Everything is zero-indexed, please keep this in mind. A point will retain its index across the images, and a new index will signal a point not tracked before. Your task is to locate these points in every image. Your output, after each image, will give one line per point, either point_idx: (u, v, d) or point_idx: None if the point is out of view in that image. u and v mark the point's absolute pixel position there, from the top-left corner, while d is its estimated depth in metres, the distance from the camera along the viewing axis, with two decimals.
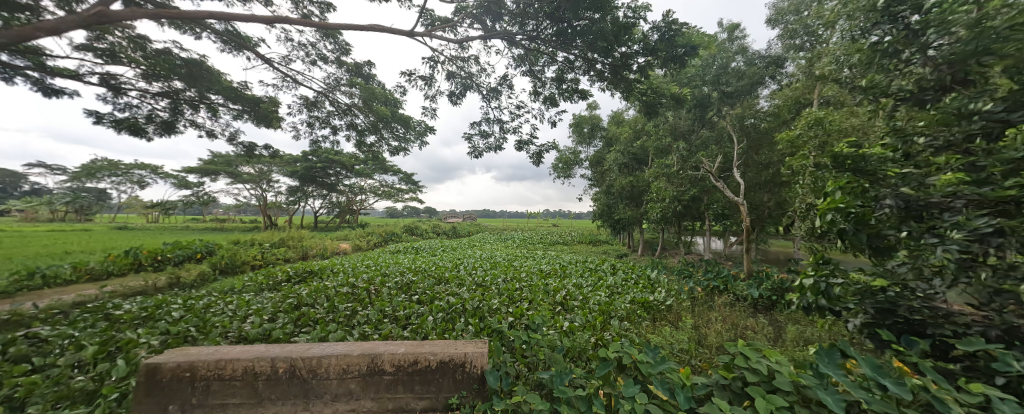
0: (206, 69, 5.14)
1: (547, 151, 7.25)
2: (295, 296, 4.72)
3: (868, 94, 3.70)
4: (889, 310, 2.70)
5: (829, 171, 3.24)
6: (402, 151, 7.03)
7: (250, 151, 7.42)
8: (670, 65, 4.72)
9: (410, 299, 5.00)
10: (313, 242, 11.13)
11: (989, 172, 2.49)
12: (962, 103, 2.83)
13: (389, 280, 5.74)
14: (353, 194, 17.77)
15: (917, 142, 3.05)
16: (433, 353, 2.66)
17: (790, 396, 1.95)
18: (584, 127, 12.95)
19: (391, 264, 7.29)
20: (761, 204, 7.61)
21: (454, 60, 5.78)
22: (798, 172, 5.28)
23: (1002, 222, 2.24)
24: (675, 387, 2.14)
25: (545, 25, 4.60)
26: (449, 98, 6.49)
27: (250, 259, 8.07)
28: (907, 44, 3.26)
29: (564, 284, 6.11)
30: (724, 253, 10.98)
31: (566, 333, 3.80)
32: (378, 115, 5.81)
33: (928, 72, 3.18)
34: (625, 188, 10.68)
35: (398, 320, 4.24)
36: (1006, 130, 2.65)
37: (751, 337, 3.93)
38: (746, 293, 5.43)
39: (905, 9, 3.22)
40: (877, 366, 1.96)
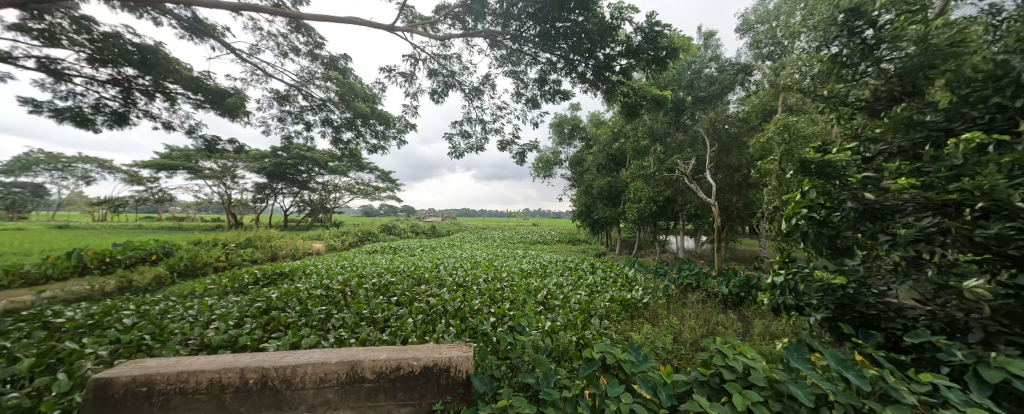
0: (162, 56, 4.66)
1: (529, 151, 7.23)
2: (263, 300, 4.36)
3: (827, 102, 3.91)
4: (848, 305, 2.85)
5: (796, 175, 3.39)
6: (380, 149, 6.76)
7: (212, 145, 6.85)
8: (652, 67, 4.82)
9: (389, 300, 4.77)
10: (282, 242, 10.44)
11: (934, 177, 2.65)
12: (910, 112, 3.04)
13: (365, 281, 5.47)
14: (326, 192, 16.91)
15: (871, 149, 3.24)
16: (417, 358, 2.45)
17: (765, 391, 1.93)
18: (565, 127, 13.35)
19: (368, 265, 6.98)
20: (730, 205, 8.00)
21: (435, 58, 5.62)
22: (765, 175, 5.57)
23: (946, 224, 2.39)
24: (658, 386, 2.10)
25: (529, 26, 4.54)
26: (430, 96, 6.32)
27: (213, 260, 7.46)
28: (864, 57, 3.48)
29: (546, 283, 6.08)
30: (695, 252, 11.43)
31: (548, 333, 3.70)
32: (356, 111, 5.53)
33: (881, 83, 3.40)
34: (603, 188, 10.99)
35: (376, 323, 4.03)
36: (949, 139, 2.85)
37: (723, 332, 4.07)
38: (716, 290, 5.59)
39: (862, 24, 3.44)
40: (841, 359, 2.03)
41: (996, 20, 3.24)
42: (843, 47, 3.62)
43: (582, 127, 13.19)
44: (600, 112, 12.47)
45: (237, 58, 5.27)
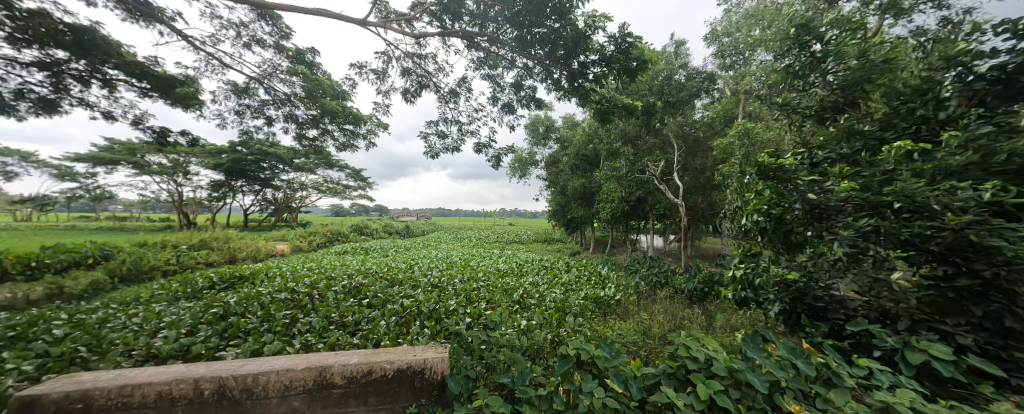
0: (100, 39, 4.22)
1: (505, 155, 7.25)
2: (220, 305, 4.06)
3: (782, 111, 4.21)
4: (798, 297, 3.09)
5: (754, 177, 3.64)
6: (350, 147, 6.51)
7: (162, 138, 6.30)
8: (624, 76, 4.99)
9: (360, 303, 4.61)
10: (241, 243, 9.78)
11: (871, 180, 2.94)
12: (851, 121, 3.35)
13: (334, 283, 5.24)
14: (291, 191, 16.03)
15: (819, 154, 3.53)
16: (390, 361, 2.39)
17: (725, 380, 2.05)
18: (539, 127, 13.62)
19: (338, 266, 6.69)
20: (695, 205, 8.43)
21: (410, 56, 5.49)
22: (727, 177, 5.92)
23: (880, 223, 2.65)
24: (629, 379, 2.18)
25: (505, 29, 4.55)
26: (404, 95, 6.17)
27: (162, 264, 6.86)
28: (812, 70, 3.77)
29: (521, 283, 6.12)
30: (664, 250, 11.93)
31: (524, 331, 3.73)
32: (323, 109, 5.28)
33: (827, 95, 3.70)
34: (577, 189, 11.24)
35: (346, 327, 3.88)
36: (883, 147, 3.18)
37: (689, 326, 4.28)
38: (683, 286, 5.86)
39: (812, 39, 3.72)
40: (791, 348, 2.19)
41: (922, 41, 3.62)
42: (796, 60, 3.91)
43: (557, 128, 13.38)
44: (574, 114, 12.70)
45: (189, 45, 4.87)
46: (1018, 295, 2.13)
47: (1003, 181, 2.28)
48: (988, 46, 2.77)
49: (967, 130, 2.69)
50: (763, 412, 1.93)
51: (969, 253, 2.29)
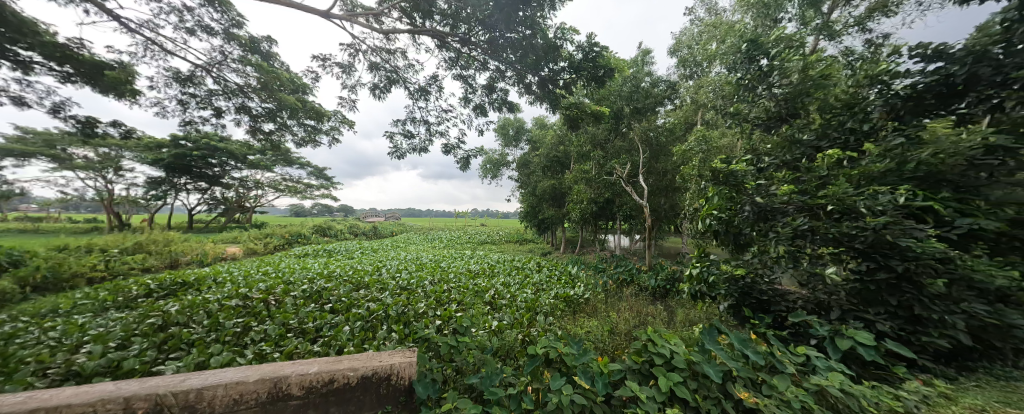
0: (10, 14, 3.68)
1: (475, 156, 7.20)
2: (159, 314, 3.68)
3: (734, 120, 4.54)
4: (747, 292, 3.34)
5: (710, 181, 3.87)
6: (311, 143, 6.15)
7: (88, 128, 5.61)
8: (592, 83, 5.13)
9: (322, 308, 4.37)
10: (185, 246, 8.93)
11: (809, 184, 3.23)
12: (793, 131, 3.68)
13: (293, 288, 4.92)
14: (245, 190, 14.86)
15: (765, 160, 3.85)
16: (354, 369, 2.28)
17: (685, 372, 2.17)
18: (510, 130, 13.74)
19: (297, 270, 6.27)
20: (659, 207, 8.84)
21: (377, 51, 5.29)
22: (687, 180, 6.26)
23: (816, 223, 2.93)
24: (596, 375, 2.24)
25: (477, 31, 4.53)
26: (372, 91, 5.94)
27: (86, 270, 6.08)
28: (759, 82, 4.09)
29: (492, 283, 6.12)
30: (630, 249, 12.39)
31: (495, 332, 3.71)
32: (281, 102, 4.94)
33: (773, 104, 4.02)
34: (547, 190, 11.40)
35: (306, 334, 3.66)
36: (818, 153, 3.53)
37: (652, 321, 4.47)
38: (647, 283, 6.13)
39: (759, 53, 4.02)
40: (742, 339, 2.35)
41: (851, 61, 4.05)
42: (746, 72, 4.20)
43: (528, 130, 13.52)
44: (545, 117, 12.87)
45: (122, 27, 4.38)
46: (925, 286, 2.50)
47: (913, 187, 2.62)
48: (902, 68, 3.15)
49: (886, 141, 3.04)
50: (718, 400, 2.07)
51: (888, 249, 2.60)
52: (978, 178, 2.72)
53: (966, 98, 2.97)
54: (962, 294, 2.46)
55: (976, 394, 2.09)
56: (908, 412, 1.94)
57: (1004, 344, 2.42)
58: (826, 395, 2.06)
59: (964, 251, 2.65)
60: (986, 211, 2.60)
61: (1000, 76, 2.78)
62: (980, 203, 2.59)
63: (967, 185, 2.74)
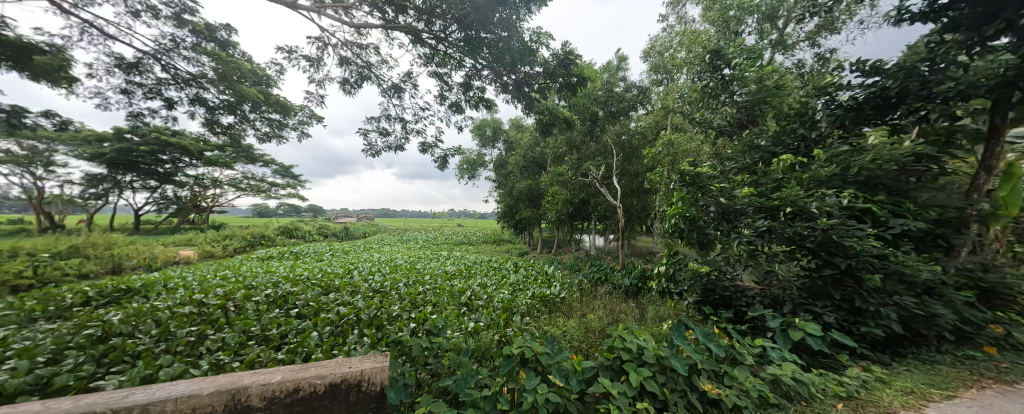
0: None
1: (452, 156, 7.11)
2: (98, 324, 3.34)
3: (699, 125, 4.78)
4: (710, 289, 3.52)
5: (677, 184, 4.03)
6: (276, 138, 5.82)
7: (13, 118, 5.01)
8: (566, 90, 5.24)
9: (287, 314, 4.17)
10: (130, 250, 8.16)
11: (766, 187, 3.46)
12: (752, 137, 3.93)
13: (255, 293, 4.63)
14: (201, 189, 13.81)
15: (727, 164, 4.09)
16: (321, 376, 2.18)
17: (654, 367, 2.26)
18: (487, 130, 13.72)
19: (260, 274, 5.92)
20: (631, 207, 9.12)
21: (347, 45, 5.09)
22: (657, 183, 6.52)
23: (772, 224, 3.14)
24: (570, 373, 2.28)
25: (453, 29, 4.47)
26: (342, 86, 5.72)
27: (9, 278, 5.39)
28: (721, 90, 4.33)
29: (469, 285, 6.07)
30: (605, 248, 12.71)
31: (471, 333, 3.67)
32: (241, 95, 4.63)
33: (734, 111, 4.27)
34: (524, 191, 11.48)
35: (270, 341, 3.47)
36: (774, 158, 3.78)
37: (625, 318, 4.61)
38: (620, 282, 6.31)
39: (721, 63, 4.25)
40: (706, 333, 2.48)
41: (801, 73, 4.39)
42: (710, 81, 4.43)
43: (504, 131, 13.56)
44: (522, 118, 12.94)
45: (55, 7, 3.95)
46: (863, 280, 2.74)
47: (854, 191, 2.87)
48: (845, 80, 3.44)
49: (832, 148, 3.32)
50: (685, 393, 2.17)
51: (833, 248, 2.84)
52: (909, 182, 3.03)
53: (899, 109, 3.28)
54: (894, 287, 2.72)
55: (905, 377, 2.32)
56: (850, 396, 2.13)
57: (928, 331, 2.71)
58: (780, 384, 2.22)
59: (895, 248, 2.93)
60: (914, 212, 2.89)
61: (926, 91, 3.07)
62: (910, 204, 2.88)
63: (899, 189, 3.04)
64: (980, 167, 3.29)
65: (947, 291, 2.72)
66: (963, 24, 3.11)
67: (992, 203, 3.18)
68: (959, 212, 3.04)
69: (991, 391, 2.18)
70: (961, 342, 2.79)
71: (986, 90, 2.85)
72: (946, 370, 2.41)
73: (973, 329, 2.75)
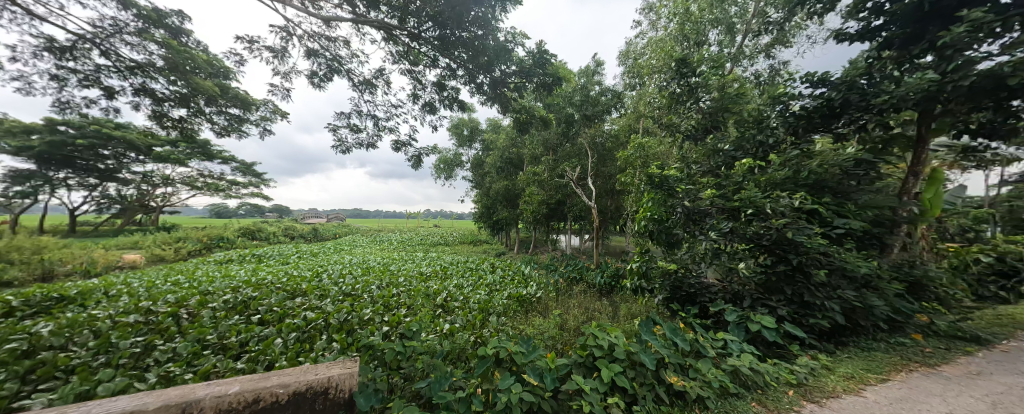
0: None
1: (426, 154, 6.99)
2: (23, 336, 2.98)
3: (668, 129, 5.00)
4: (678, 286, 3.68)
5: (647, 186, 4.19)
6: (235, 133, 5.46)
7: None
8: (542, 91, 5.29)
9: (248, 320, 3.93)
10: (63, 254, 7.36)
11: (727, 189, 3.66)
12: (715, 142, 4.16)
13: (211, 298, 4.32)
14: (150, 187, 12.73)
15: (693, 167, 4.31)
16: (284, 384, 2.06)
17: (625, 362, 2.33)
18: (464, 130, 13.63)
19: (218, 278, 5.52)
20: (606, 208, 9.35)
21: (315, 37, 4.88)
22: (629, 184, 6.72)
23: (733, 223, 3.32)
24: (544, 372, 2.30)
25: (427, 27, 4.40)
26: (310, 80, 5.47)
27: None
28: (688, 97, 4.55)
29: (445, 286, 5.98)
30: (580, 249, 12.92)
31: (446, 335, 3.62)
32: (195, 87, 4.32)
33: (699, 117, 4.50)
34: (501, 191, 11.50)
35: (228, 350, 3.25)
36: (735, 162, 4.01)
37: (599, 315, 4.70)
38: (595, 281, 6.45)
39: (688, 70, 4.47)
40: (674, 328, 2.58)
41: (759, 82, 4.70)
42: (677, 87, 4.64)
43: (482, 131, 13.53)
44: (498, 119, 12.95)
45: None
46: (812, 276, 2.97)
47: (804, 193, 3.10)
48: (796, 91, 3.73)
49: (785, 153, 3.57)
50: (653, 386, 2.25)
51: (787, 246, 3.05)
52: (851, 185, 3.31)
53: (843, 119, 3.58)
54: (838, 281, 2.97)
55: (847, 363, 2.54)
56: (800, 383, 2.30)
57: (866, 321, 2.98)
58: (739, 374, 2.37)
59: (840, 246, 3.19)
60: (855, 213, 3.17)
61: (865, 102, 3.37)
62: (851, 206, 3.16)
63: (843, 191, 3.32)
64: (909, 173, 3.66)
65: (883, 284, 3.00)
66: (895, 43, 3.47)
67: (919, 205, 3.54)
68: (892, 213, 3.36)
69: (917, 373, 2.42)
70: (894, 331, 3.09)
71: (914, 104, 3.18)
72: (881, 356, 2.66)
73: (904, 318, 3.05)
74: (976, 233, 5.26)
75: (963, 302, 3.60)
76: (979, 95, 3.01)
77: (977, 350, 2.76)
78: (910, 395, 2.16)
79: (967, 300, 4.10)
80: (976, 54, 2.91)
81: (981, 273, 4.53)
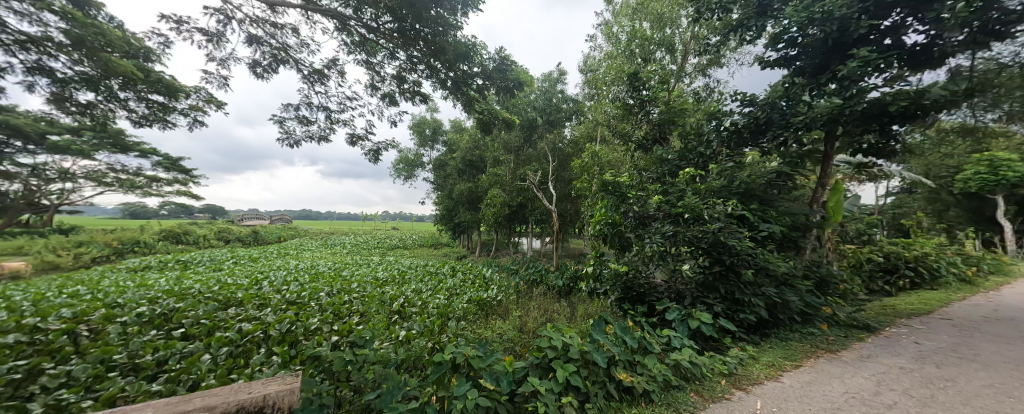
0: None
1: (385, 149, 6.72)
2: None
3: (621, 138, 5.30)
4: (628, 287, 3.89)
5: (601, 191, 4.39)
6: (158, 123, 4.80)
7: None
8: (503, 93, 5.34)
9: (168, 336, 3.47)
10: None
11: (672, 195, 3.95)
12: (662, 152, 4.50)
13: (121, 312, 3.74)
14: None
15: (643, 175, 4.61)
16: (208, 407, 1.79)
17: (579, 362, 2.41)
18: (425, 130, 13.35)
19: (131, 288, 4.81)
20: (565, 212, 9.63)
21: (258, 22, 4.48)
22: (586, 189, 7.00)
23: (676, 228, 3.59)
24: (501, 375, 2.29)
25: (384, 18, 4.25)
26: (252, 69, 5.02)
27: None
28: (638, 109, 4.88)
29: (402, 291, 5.77)
30: (541, 252, 13.16)
31: (401, 343, 3.48)
32: (108, 66, 3.72)
33: (649, 128, 4.83)
34: (463, 193, 11.39)
35: (141, 371, 2.83)
36: (679, 170, 4.37)
37: (556, 315, 4.82)
38: (554, 283, 6.60)
39: (638, 84, 4.80)
40: (623, 327, 2.71)
41: (700, 99, 5.16)
42: (630, 99, 4.95)
43: (444, 132, 13.33)
44: (461, 120, 12.80)
45: None
46: (741, 275, 3.30)
47: (735, 200, 3.45)
48: (729, 109, 4.16)
49: (721, 164, 3.95)
50: (604, 383, 2.35)
51: (721, 248, 3.35)
52: (772, 194, 3.76)
53: (766, 135, 4.05)
54: (762, 280, 3.34)
55: (770, 353, 2.85)
56: (731, 372, 2.55)
57: (784, 314, 3.38)
58: (680, 367, 2.55)
59: (764, 247, 3.59)
60: (776, 219, 3.60)
61: (784, 121, 3.85)
62: (772, 212, 3.58)
63: (767, 199, 3.75)
64: (817, 184, 4.24)
65: (796, 281, 3.43)
66: (807, 71, 4.02)
67: (825, 211, 4.11)
68: (805, 219, 3.87)
69: (823, 359, 2.79)
70: (806, 322, 3.53)
71: (822, 124, 3.68)
72: (795, 345, 3.03)
73: (813, 311, 3.50)
74: (868, 236, 6.22)
75: (857, 295, 4.24)
76: (868, 119, 3.58)
77: (867, 337, 3.25)
78: (817, 378, 2.47)
79: (861, 293, 4.83)
80: (866, 85, 3.45)
81: (871, 270, 5.36)
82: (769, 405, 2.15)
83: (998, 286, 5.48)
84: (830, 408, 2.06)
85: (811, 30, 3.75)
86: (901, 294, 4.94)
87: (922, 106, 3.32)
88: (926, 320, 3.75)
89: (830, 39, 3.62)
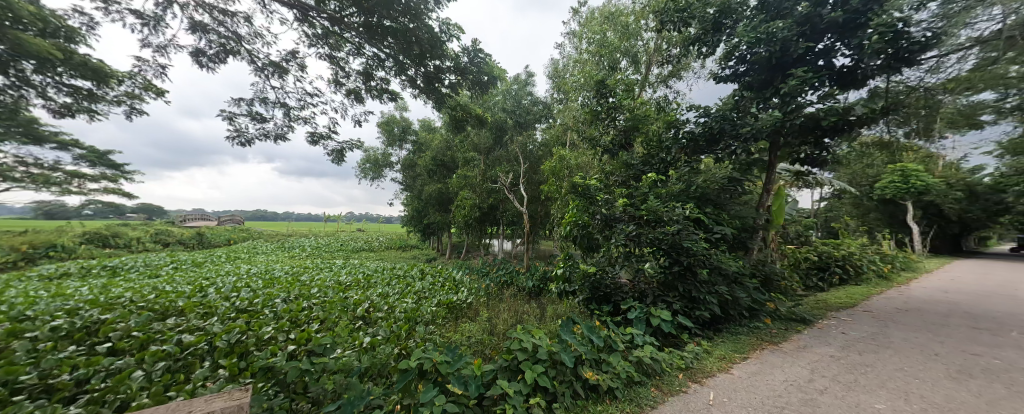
0: None
1: (350, 149, 6.43)
2: None
3: (590, 142, 5.45)
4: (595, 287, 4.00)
5: (571, 193, 4.49)
6: (84, 111, 4.26)
7: None
8: (476, 88, 5.32)
9: (91, 352, 3.06)
10: None
11: (636, 197, 4.13)
12: (628, 157, 4.70)
13: (31, 326, 3.26)
14: None
15: (610, 178, 4.79)
16: None
17: (546, 363, 2.45)
18: (394, 128, 12.93)
19: (44, 298, 4.20)
20: (536, 213, 9.74)
21: (205, 7, 4.13)
22: (556, 191, 7.14)
23: (640, 229, 3.76)
24: (469, 379, 2.27)
25: (350, 12, 4.09)
26: (198, 58, 4.61)
27: None
28: (606, 115, 5.07)
29: (368, 295, 5.53)
30: (512, 253, 13.22)
31: (365, 349, 3.33)
32: (17, 46, 3.22)
33: (616, 133, 5.03)
34: (433, 194, 11.18)
35: (55, 393, 2.47)
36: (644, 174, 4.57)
37: (527, 317, 4.87)
38: (525, 284, 6.65)
39: (605, 90, 4.99)
40: (590, 326, 2.79)
41: (663, 107, 5.45)
42: (598, 104, 5.12)
43: (414, 131, 13.03)
44: (432, 119, 12.58)
45: None
46: (697, 275, 3.51)
47: (692, 204, 3.67)
48: (688, 117, 4.44)
49: (680, 170, 4.19)
50: (571, 382, 2.40)
51: (680, 249, 3.53)
52: (725, 198, 4.05)
53: (720, 144, 4.37)
54: (715, 279, 3.58)
55: (722, 347, 3.06)
56: (687, 366, 2.71)
57: (734, 310, 3.64)
58: (642, 363, 2.67)
59: (717, 248, 3.84)
60: (728, 221, 3.88)
61: (735, 131, 4.15)
62: (724, 215, 3.86)
63: (720, 203, 4.03)
64: (764, 190, 4.62)
65: (745, 279, 3.71)
66: (755, 86, 4.37)
67: (769, 215, 4.49)
68: (753, 221, 4.20)
69: (767, 350, 3.04)
70: (754, 316, 3.83)
71: (767, 135, 4.02)
72: (744, 339, 3.28)
73: (760, 306, 3.80)
74: (805, 237, 6.89)
75: (796, 291, 4.67)
76: (805, 132, 3.97)
77: (804, 329, 3.59)
78: (762, 368, 2.69)
79: (799, 289, 5.33)
80: (803, 101, 3.80)
81: (808, 268, 5.94)
82: (720, 396, 2.31)
83: (908, 280, 6.28)
84: (771, 396, 2.25)
85: (758, 49, 4.09)
86: (833, 289, 5.51)
87: (848, 121, 3.73)
88: (851, 312, 4.21)
89: (774, 58, 3.96)
